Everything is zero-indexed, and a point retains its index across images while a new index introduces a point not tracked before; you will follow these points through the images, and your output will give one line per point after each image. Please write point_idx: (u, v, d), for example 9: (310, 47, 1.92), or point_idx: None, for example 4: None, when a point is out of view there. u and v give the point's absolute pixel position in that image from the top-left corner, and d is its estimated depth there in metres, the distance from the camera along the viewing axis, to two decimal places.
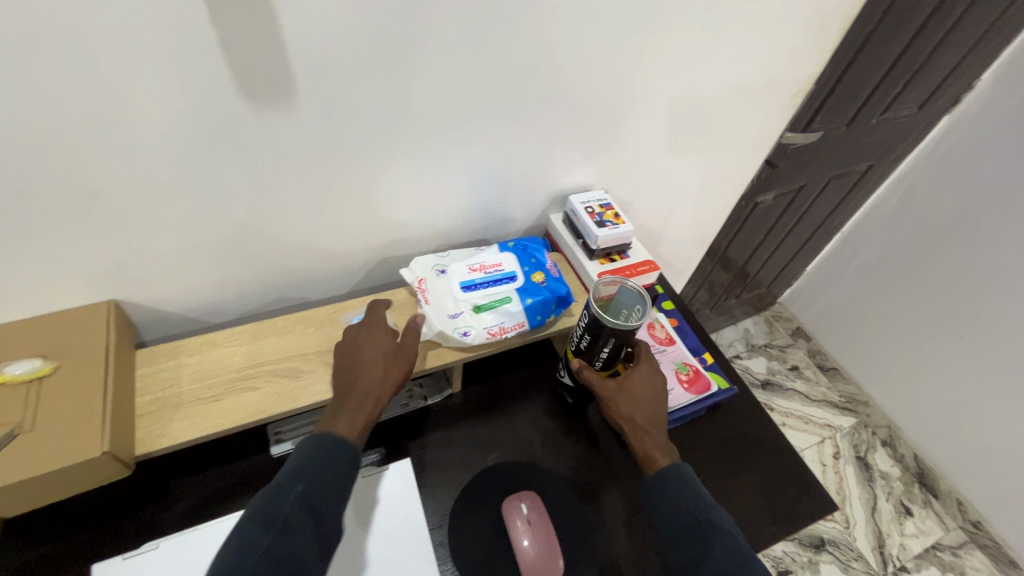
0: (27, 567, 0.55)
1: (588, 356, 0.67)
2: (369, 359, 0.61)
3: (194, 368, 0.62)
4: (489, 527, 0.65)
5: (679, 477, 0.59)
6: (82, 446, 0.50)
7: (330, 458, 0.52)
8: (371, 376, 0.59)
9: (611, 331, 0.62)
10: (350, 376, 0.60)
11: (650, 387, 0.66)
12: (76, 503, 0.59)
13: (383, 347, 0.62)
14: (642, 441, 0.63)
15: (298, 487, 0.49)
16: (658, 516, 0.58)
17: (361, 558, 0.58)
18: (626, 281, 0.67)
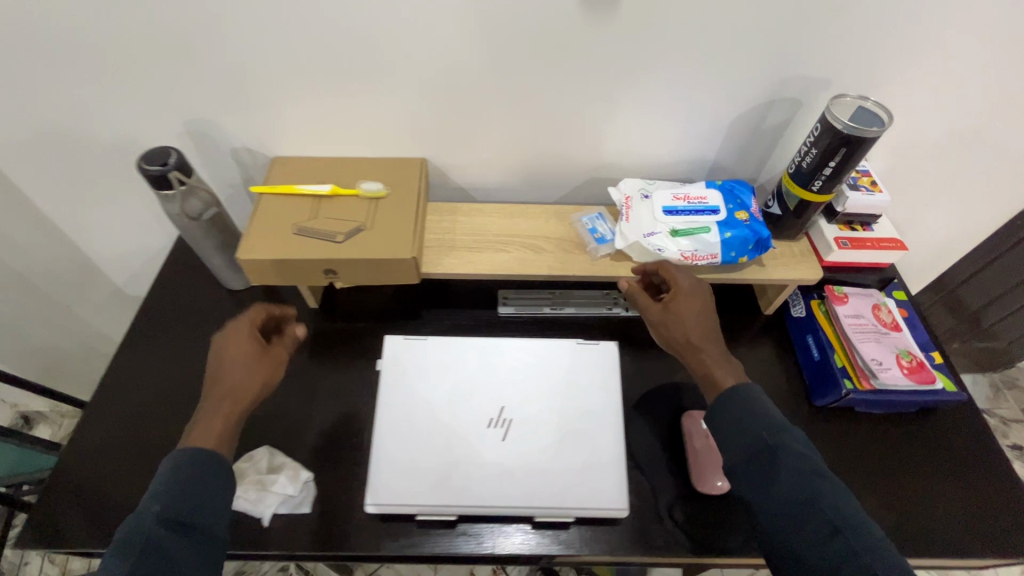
0: (338, 330, 0.81)
1: (806, 177, 0.68)
2: (234, 364, 0.62)
3: (466, 225, 0.78)
4: (664, 429, 0.71)
5: (732, 396, 0.59)
6: (401, 249, 0.68)
7: (188, 472, 0.54)
8: (234, 382, 0.61)
9: (845, 138, 0.62)
10: (213, 380, 0.61)
11: (696, 305, 0.66)
12: (372, 303, 0.83)
13: (250, 351, 0.63)
14: (700, 363, 0.63)
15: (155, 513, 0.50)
16: (720, 439, 0.58)
17: (560, 405, 0.65)
18: (865, 99, 0.65)
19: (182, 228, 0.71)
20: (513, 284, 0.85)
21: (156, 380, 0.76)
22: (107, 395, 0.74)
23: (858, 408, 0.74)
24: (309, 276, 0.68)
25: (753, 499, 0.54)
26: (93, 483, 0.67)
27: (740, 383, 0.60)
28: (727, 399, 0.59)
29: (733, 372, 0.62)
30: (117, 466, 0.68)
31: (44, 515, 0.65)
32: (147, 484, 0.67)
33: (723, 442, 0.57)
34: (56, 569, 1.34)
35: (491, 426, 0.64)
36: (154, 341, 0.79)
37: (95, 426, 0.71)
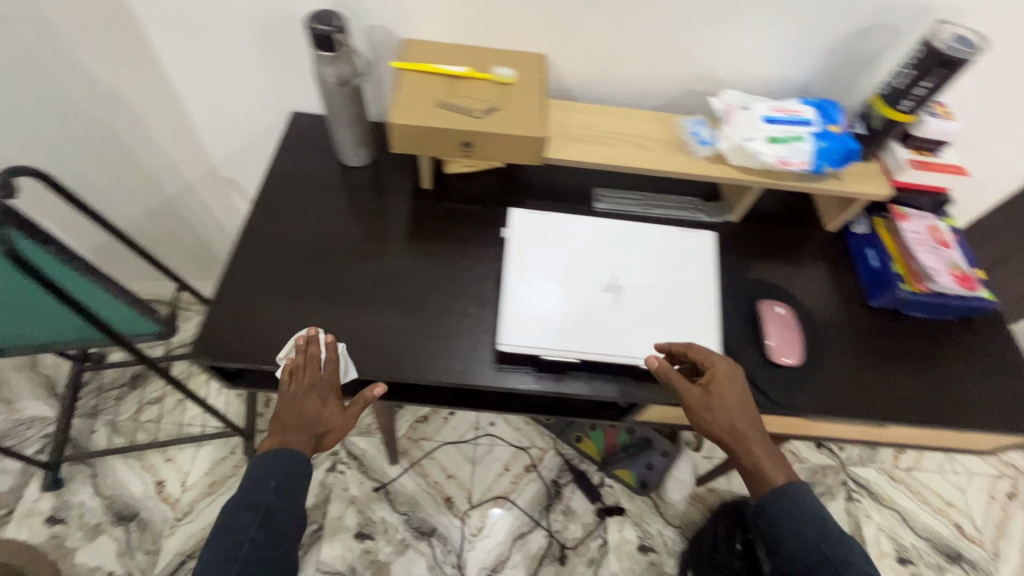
0: (449, 211, 0.88)
1: (899, 96, 0.76)
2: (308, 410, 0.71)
3: (577, 121, 0.85)
4: (743, 312, 0.82)
5: (790, 497, 0.64)
6: (535, 128, 0.74)
7: (284, 464, 0.68)
8: (312, 420, 0.71)
9: (945, 60, 0.70)
10: (301, 421, 0.70)
11: (736, 391, 0.67)
12: (476, 190, 0.91)
13: (326, 390, 0.71)
14: (748, 453, 0.66)
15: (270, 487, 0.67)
16: (789, 556, 0.63)
17: (666, 279, 0.75)
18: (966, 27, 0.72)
19: (323, 94, 0.78)
20: (607, 185, 0.93)
21: (291, 235, 0.83)
22: (246, 244, 0.81)
23: (908, 311, 0.85)
24: (447, 149, 0.75)
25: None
26: (246, 314, 0.75)
27: (791, 481, 0.65)
28: (789, 506, 0.64)
29: (779, 465, 0.66)
30: (264, 301, 0.77)
31: (207, 333, 0.74)
32: (294, 319, 0.76)
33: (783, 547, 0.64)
34: (125, 438, 1.45)
35: (605, 291, 0.73)
36: (283, 203, 0.87)
37: (241, 267, 0.79)
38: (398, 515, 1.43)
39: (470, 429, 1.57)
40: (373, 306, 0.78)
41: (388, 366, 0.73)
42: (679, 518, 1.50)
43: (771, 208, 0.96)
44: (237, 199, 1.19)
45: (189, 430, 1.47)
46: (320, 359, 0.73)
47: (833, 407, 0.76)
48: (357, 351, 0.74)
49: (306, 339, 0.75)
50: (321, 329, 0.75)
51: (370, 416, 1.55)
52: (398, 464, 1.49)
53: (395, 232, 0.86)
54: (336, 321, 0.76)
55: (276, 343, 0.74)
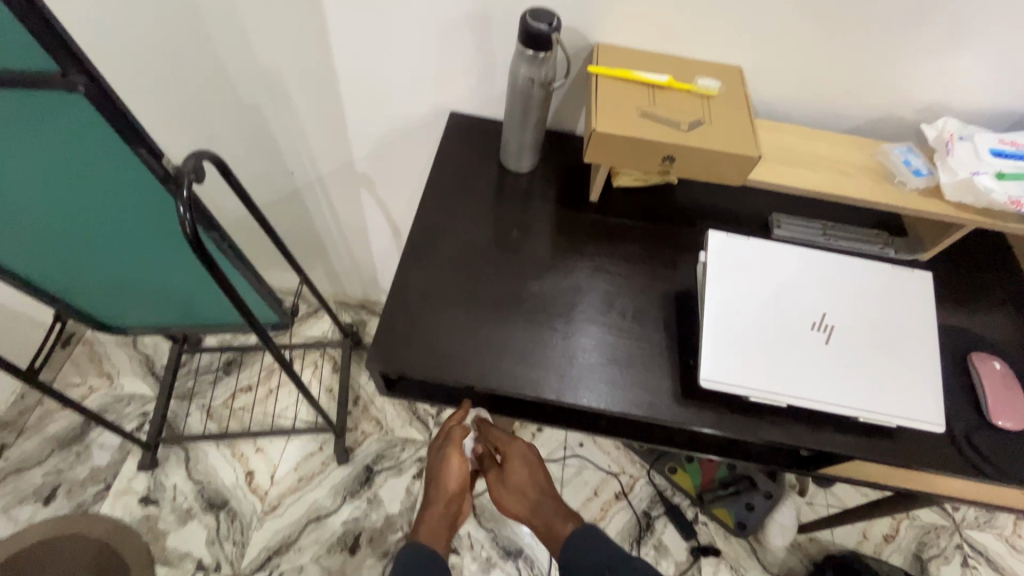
0: (617, 226, 0.83)
1: None
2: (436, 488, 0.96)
3: (770, 140, 0.79)
4: (950, 364, 0.73)
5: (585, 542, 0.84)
6: (747, 145, 0.68)
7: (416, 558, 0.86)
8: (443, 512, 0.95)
9: None
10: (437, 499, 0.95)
11: (522, 469, 0.97)
12: (644, 206, 0.85)
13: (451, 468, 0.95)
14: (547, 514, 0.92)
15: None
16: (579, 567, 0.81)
17: (882, 321, 0.67)
18: None
19: (511, 95, 0.73)
20: (784, 211, 0.86)
21: (458, 240, 0.80)
22: (414, 243, 0.78)
23: None
24: (646, 161, 0.70)
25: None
26: (418, 317, 0.72)
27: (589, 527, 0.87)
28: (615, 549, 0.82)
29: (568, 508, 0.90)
30: (437, 307, 0.73)
31: (382, 337, 0.70)
32: (468, 329, 0.72)
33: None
34: (217, 424, 1.45)
35: (814, 328, 0.66)
36: (446, 206, 0.83)
37: (411, 270, 0.76)
38: (485, 532, 1.38)
39: (559, 449, 1.51)
40: (546, 320, 0.73)
41: (570, 389, 0.68)
42: (778, 567, 1.40)
43: (963, 248, 0.87)
44: (364, 195, 1.17)
45: (280, 422, 1.46)
46: (498, 375, 0.68)
47: None
48: (535, 370, 0.69)
49: (481, 352, 0.70)
50: (493, 339, 0.71)
51: None
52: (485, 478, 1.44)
53: (562, 244, 0.81)
54: (511, 334, 0.72)
55: (451, 354, 0.70)
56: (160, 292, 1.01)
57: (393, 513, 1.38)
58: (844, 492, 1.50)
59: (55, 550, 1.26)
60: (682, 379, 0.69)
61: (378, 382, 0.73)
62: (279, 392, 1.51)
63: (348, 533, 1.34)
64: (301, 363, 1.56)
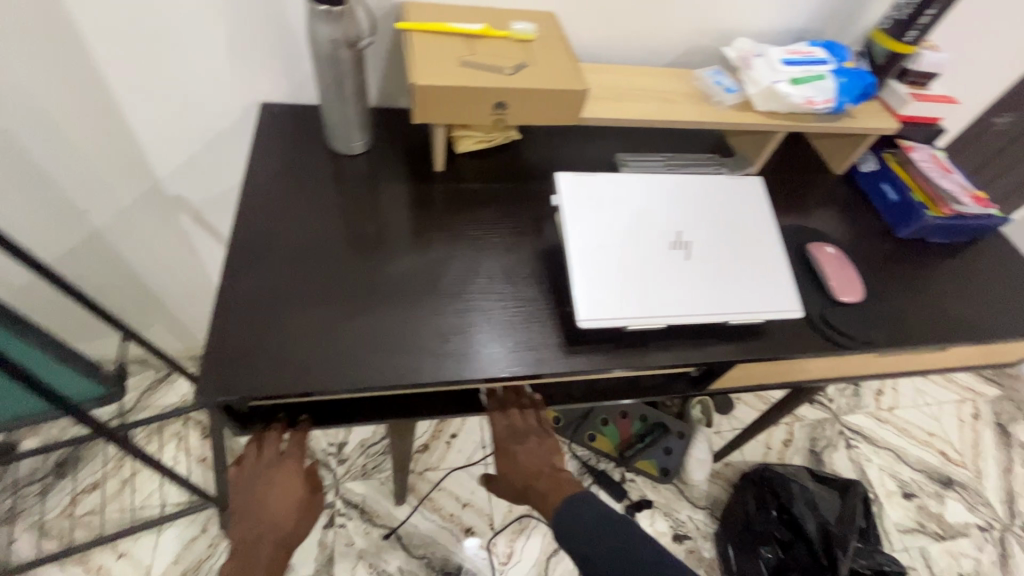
0: (469, 192, 0.78)
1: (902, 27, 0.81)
2: (279, 495, 0.65)
3: (597, 81, 0.79)
4: (794, 258, 0.79)
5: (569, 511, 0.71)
6: (573, 81, 0.67)
7: None
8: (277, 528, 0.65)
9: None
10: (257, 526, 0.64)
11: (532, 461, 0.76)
12: (494, 168, 0.82)
13: (291, 475, 0.66)
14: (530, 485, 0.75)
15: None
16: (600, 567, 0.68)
17: (730, 227, 0.70)
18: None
19: (318, 65, 0.66)
20: (625, 150, 0.87)
21: (292, 238, 0.69)
22: (242, 250, 0.67)
23: (931, 240, 0.87)
24: (478, 112, 0.66)
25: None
26: (259, 331, 0.61)
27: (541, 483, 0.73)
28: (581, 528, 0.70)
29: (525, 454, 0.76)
30: (278, 315, 0.62)
31: (212, 364, 0.58)
32: (321, 330, 0.62)
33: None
34: (58, 540, 1.16)
35: (673, 248, 0.67)
36: (271, 205, 0.72)
37: (239, 281, 0.64)
38: (417, 561, 1.26)
39: (477, 450, 1.44)
40: (412, 300, 0.66)
41: (450, 366, 0.61)
42: (705, 499, 1.47)
43: (781, 159, 0.96)
44: (187, 223, 1.01)
45: (143, 513, 1.21)
46: (365, 372, 0.60)
47: (904, 337, 0.75)
48: (407, 356, 0.61)
49: (342, 350, 0.61)
50: (353, 334, 0.62)
51: (364, 456, 1.37)
52: (406, 503, 1.32)
53: (415, 221, 0.74)
54: (373, 325, 0.63)
55: (304, 362, 0.59)
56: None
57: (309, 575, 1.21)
58: (743, 413, 1.62)
59: None
60: (565, 328, 0.66)
61: (221, 420, 0.61)
62: (135, 479, 1.25)
63: None
64: (159, 439, 1.32)
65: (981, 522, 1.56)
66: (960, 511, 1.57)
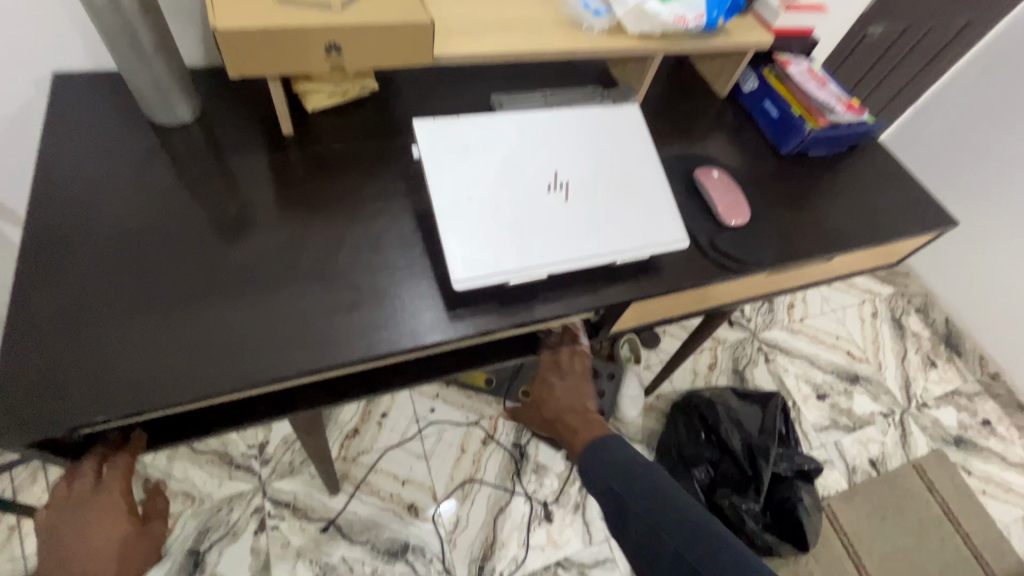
0: (328, 154, 0.69)
1: None
2: (97, 536, 0.55)
3: (454, 14, 0.71)
4: (683, 187, 0.76)
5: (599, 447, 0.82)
6: (416, 12, 0.59)
7: None
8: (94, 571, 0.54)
9: None
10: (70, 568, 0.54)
11: (570, 400, 0.90)
12: (355, 125, 0.73)
13: (112, 511, 0.56)
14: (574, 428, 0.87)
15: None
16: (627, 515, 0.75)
17: (609, 161, 0.66)
18: None
19: (96, 18, 0.54)
20: (502, 91, 0.81)
21: (104, 232, 0.58)
22: (43, 255, 0.56)
23: (813, 152, 0.88)
24: (308, 59, 0.58)
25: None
26: (74, 348, 0.51)
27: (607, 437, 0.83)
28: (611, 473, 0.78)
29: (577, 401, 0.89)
30: (93, 327, 0.52)
31: (10, 398, 0.48)
32: (150, 337, 0.53)
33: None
34: None
35: (550, 190, 0.62)
36: (74, 197, 0.60)
37: (38, 294, 0.53)
38: (361, 547, 1.22)
39: (411, 424, 1.39)
40: (267, 285, 0.58)
41: (313, 354, 0.54)
42: (641, 432, 1.51)
43: (666, 85, 0.92)
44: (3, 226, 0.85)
45: (40, 559, 1.09)
46: (212, 375, 0.52)
47: (791, 251, 0.75)
48: (260, 351, 0.54)
49: (178, 357, 0.52)
50: (196, 334, 0.54)
51: (289, 452, 1.29)
52: (341, 492, 1.27)
53: (265, 194, 0.64)
54: (216, 322, 0.55)
55: (131, 377, 0.51)
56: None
57: None
58: (669, 345, 1.66)
59: None
60: (443, 292, 0.60)
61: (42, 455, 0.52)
62: (24, 524, 1.12)
63: None
64: (48, 476, 1.18)
65: (884, 409, 1.72)
66: (866, 402, 1.72)
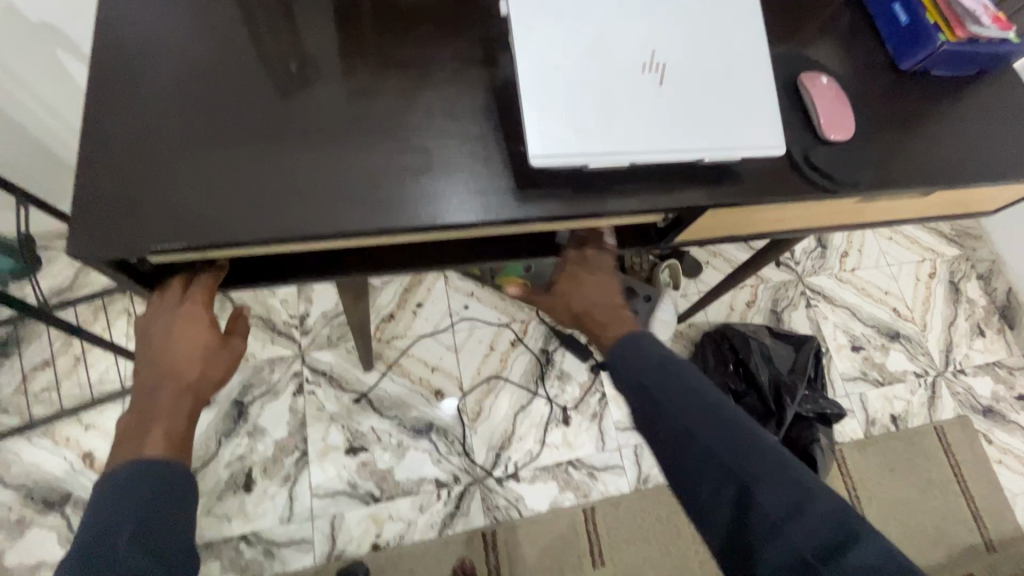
0: (402, 6, 0.63)
1: None
2: (181, 337, 0.59)
3: None
4: (784, 92, 0.68)
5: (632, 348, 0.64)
6: None
7: (151, 473, 0.54)
8: (183, 367, 0.59)
9: None
10: (160, 367, 0.59)
11: (580, 293, 0.71)
12: None
13: (193, 316, 0.60)
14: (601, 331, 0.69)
15: (128, 539, 0.50)
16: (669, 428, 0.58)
17: (713, 46, 0.59)
18: None
19: None
20: None
21: (171, 62, 0.56)
22: (113, 80, 0.54)
23: (935, 72, 0.77)
24: None
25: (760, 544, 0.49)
26: (144, 176, 0.51)
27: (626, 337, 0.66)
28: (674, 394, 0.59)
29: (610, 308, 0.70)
30: (163, 158, 0.52)
31: (85, 217, 0.49)
32: (216, 174, 0.52)
33: (755, 498, 0.51)
34: (19, 416, 1.15)
35: (644, 71, 0.56)
36: (140, 21, 0.57)
37: (109, 117, 0.52)
38: (389, 420, 1.30)
39: (444, 317, 1.42)
40: (334, 138, 0.55)
41: (378, 214, 0.53)
42: None
43: None
44: (66, 59, 0.93)
45: (104, 388, 1.19)
46: (278, 221, 0.51)
47: (889, 179, 0.68)
48: (323, 204, 0.52)
49: (243, 198, 0.51)
50: (262, 178, 0.52)
51: (328, 327, 1.35)
52: (375, 370, 1.34)
53: (334, 43, 0.60)
54: (280, 168, 0.53)
55: (200, 212, 0.50)
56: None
57: (283, 437, 1.25)
58: (710, 277, 1.62)
59: None
60: (514, 169, 0.57)
61: (112, 273, 0.54)
62: (88, 356, 1.21)
63: (238, 471, 1.21)
64: (107, 318, 1.25)
65: (918, 369, 1.68)
66: (900, 360, 1.68)
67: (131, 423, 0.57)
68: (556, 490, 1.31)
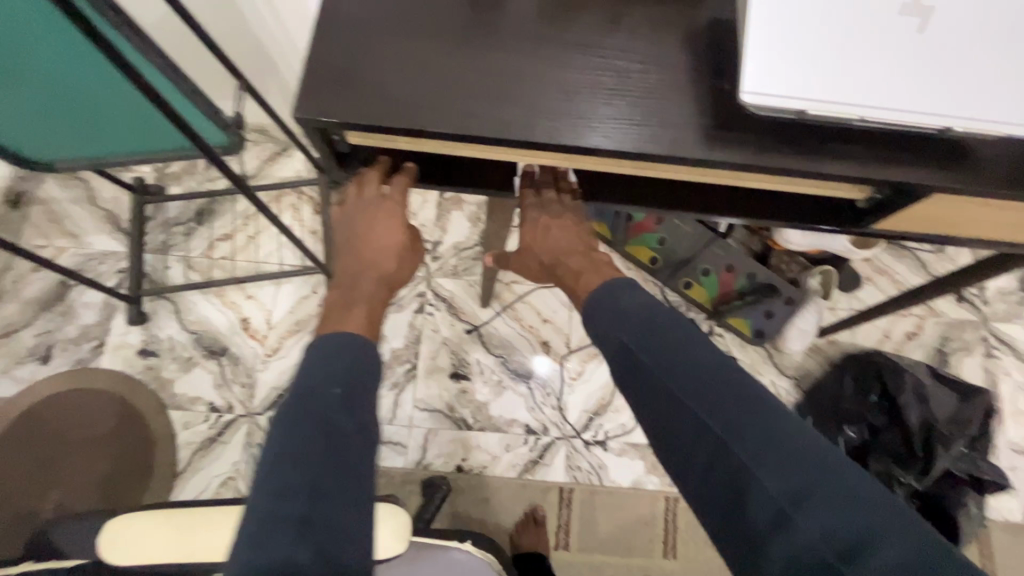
0: None
1: None
2: (382, 233, 0.69)
3: None
4: None
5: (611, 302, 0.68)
6: None
7: (353, 351, 0.60)
8: (380, 260, 0.70)
9: None
10: (363, 256, 0.70)
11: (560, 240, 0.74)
12: None
13: (390, 214, 0.68)
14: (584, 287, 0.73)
15: (338, 395, 0.56)
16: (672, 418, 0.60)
17: None
18: None
19: None
20: None
21: None
22: None
23: None
24: None
25: (762, 524, 0.51)
26: (364, 52, 0.54)
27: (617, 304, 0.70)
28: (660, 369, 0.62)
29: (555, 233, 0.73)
30: (383, 37, 0.54)
31: (310, 81, 0.53)
32: (427, 59, 0.54)
33: (759, 480, 0.53)
34: (201, 275, 1.36)
35: (902, 13, 0.48)
36: None
37: None
38: (494, 358, 1.34)
39: None
40: (537, 45, 0.55)
41: (565, 127, 0.52)
42: (795, 369, 1.37)
43: None
44: None
45: (266, 267, 1.36)
46: (471, 116, 0.52)
47: None
48: (514, 109, 0.52)
49: (446, 87, 0.53)
50: (465, 71, 0.54)
51: (456, 258, 1.40)
52: (490, 307, 1.37)
53: None
54: (485, 64, 0.54)
55: (405, 95, 0.53)
56: (91, 114, 0.88)
57: (400, 347, 1.34)
58: (869, 295, 1.42)
59: (62, 404, 1.26)
60: (715, 107, 0.53)
61: (318, 142, 0.60)
62: (258, 237, 1.39)
63: None
64: (278, 208, 1.42)
65: None
66: None
67: (336, 302, 0.68)
68: (641, 470, 1.27)
